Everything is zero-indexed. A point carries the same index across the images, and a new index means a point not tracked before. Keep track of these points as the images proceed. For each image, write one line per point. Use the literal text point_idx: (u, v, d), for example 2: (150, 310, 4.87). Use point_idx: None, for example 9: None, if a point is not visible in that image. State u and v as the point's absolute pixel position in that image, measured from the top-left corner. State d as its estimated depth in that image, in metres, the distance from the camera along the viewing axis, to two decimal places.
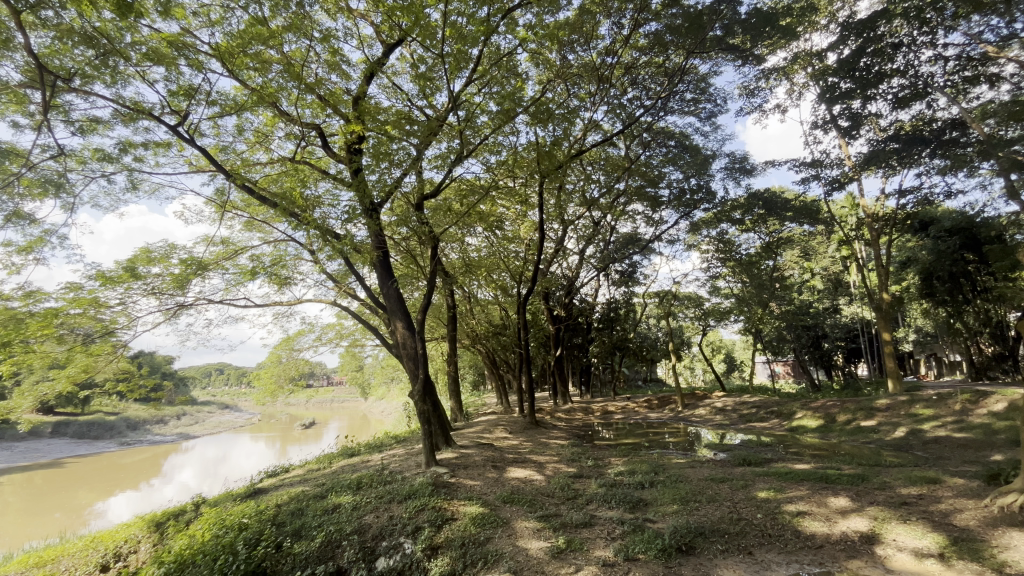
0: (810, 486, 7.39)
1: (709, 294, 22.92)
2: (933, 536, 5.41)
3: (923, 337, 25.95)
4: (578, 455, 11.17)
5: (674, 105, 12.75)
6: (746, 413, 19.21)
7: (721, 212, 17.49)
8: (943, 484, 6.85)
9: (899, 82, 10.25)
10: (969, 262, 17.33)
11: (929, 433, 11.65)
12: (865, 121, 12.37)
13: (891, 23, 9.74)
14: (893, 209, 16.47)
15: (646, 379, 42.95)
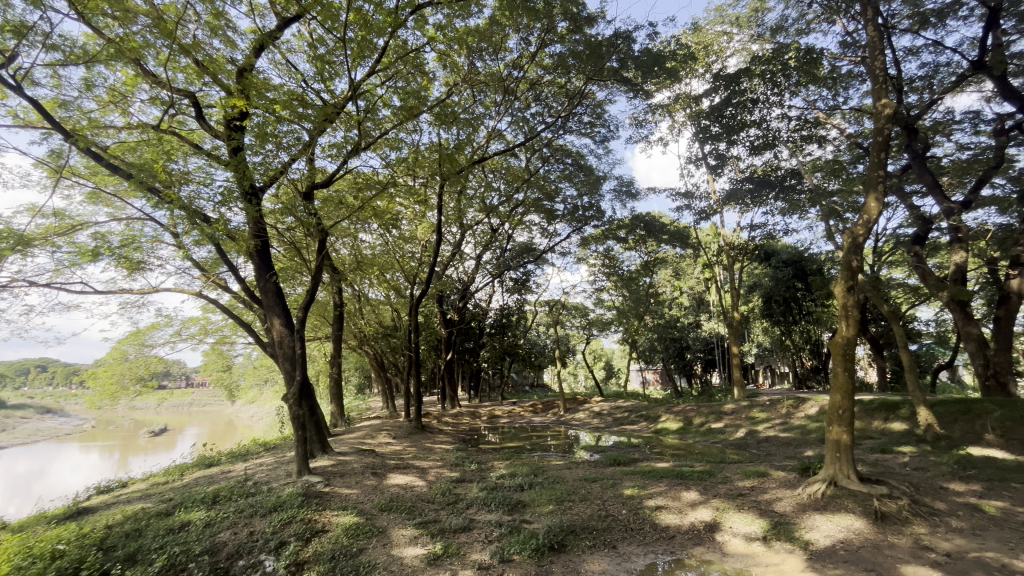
0: (668, 482, 8.24)
1: (595, 306, 24.49)
2: (759, 521, 6.34)
3: (761, 351, 30.41)
4: (462, 459, 11.21)
5: (572, 125, 13.49)
6: (620, 417, 20.85)
7: (608, 230, 18.82)
8: (769, 477, 8.08)
9: (755, 132, 11.93)
10: (798, 289, 20.67)
11: (762, 434, 13.68)
12: (728, 162, 14.13)
13: (752, 82, 11.26)
14: (745, 240, 19.14)
15: (533, 384, 44.63)
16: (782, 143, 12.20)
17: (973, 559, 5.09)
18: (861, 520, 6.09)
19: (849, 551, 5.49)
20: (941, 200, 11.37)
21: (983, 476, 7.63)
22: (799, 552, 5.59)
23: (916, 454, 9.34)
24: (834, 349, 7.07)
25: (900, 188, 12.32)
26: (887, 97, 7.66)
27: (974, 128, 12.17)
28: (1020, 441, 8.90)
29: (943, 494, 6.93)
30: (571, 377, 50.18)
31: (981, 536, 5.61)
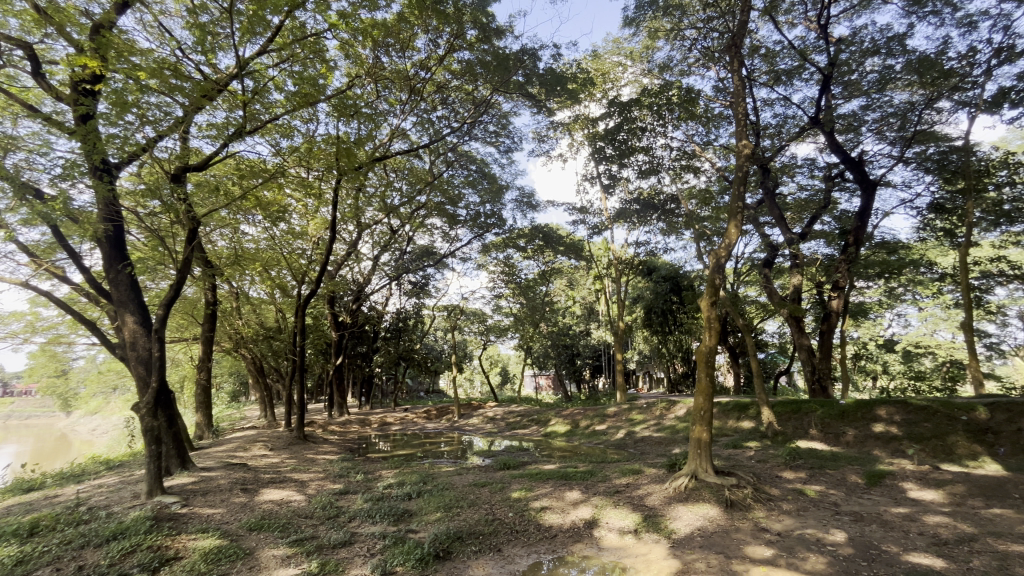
0: (553, 483, 8.59)
1: (493, 312, 24.82)
2: (632, 516, 6.87)
3: (642, 358, 33.12)
4: (347, 470, 10.63)
5: (478, 132, 13.60)
6: (512, 421, 21.32)
7: (509, 238, 19.18)
8: (642, 474, 8.80)
9: (643, 158, 13.06)
10: (674, 301, 22.91)
11: (639, 434, 14.91)
12: (619, 182, 15.27)
13: (641, 112, 12.34)
14: (631, 256, 20.77)
15: (428, 390, 43.87)
16: (665, 170, 13.47)
17: (797, 536, 6.01)
18: (715, 508, 6.89)
19: (704, 537, 6.17)
20: (784, 231, 13.43)
21: (807, 464, 9.07)
22: (663, 541, 6.15)
23: (759, 448, 10.82)
24: (699, 357, 7.92)
25: (756, 218, 14.31)
26: (747, 139, 8.87)
27: (810, 173, 14.58)
28: (834, 434, 10.75)
29: (777, 482, 8.11)
30: (467, 383, 50.31)
31: (803, 515, 6.65)
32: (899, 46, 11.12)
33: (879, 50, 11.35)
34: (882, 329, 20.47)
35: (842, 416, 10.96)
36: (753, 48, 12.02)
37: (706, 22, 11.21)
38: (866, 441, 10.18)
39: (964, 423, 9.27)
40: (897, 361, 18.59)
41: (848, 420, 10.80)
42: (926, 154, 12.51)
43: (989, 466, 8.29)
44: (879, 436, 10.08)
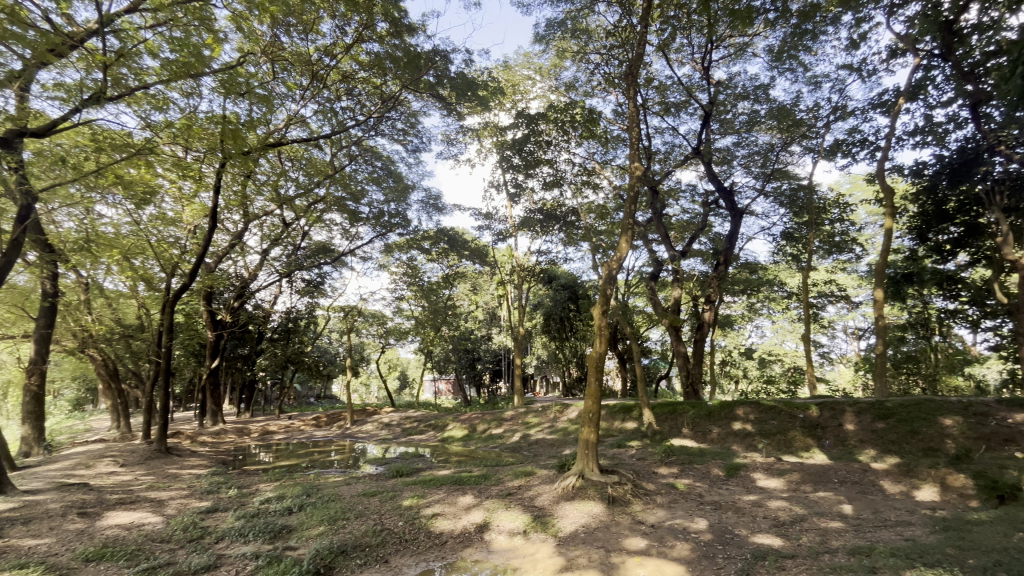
0: (446, 489, 8.53)
1: (393, 314, 24.03)
2: (522, 517, 7.03)
3: (540, 364, 34.18)
4: (218, 485, 9.57)
5: (385, 128, 13.13)
6: (409, 427, 20.78)
7: (413, 240, 18.53)
8: (534, 475, 9.07)
9: (548, 170, 13.60)
10: (571, 309, 24.04)
11: (533, 437, 15.38)
12: (524, 192, 15.72)
13: (547, 126, 12.86)
14: (533, 263, 21.41)
15: (319, 395, 41.14)
16: (567, 184, 14.12)
17: (667, 526, 6.58)
18: (598, 505, 7.32)
19: (587, 533, 6.52)
20: (668, 248, 14.77)
21: (679, 460, 10.04)
22: (550, 540, 6.38)
23: (639, 447, 11.74)
24: (589, 362, 8.33)
25: (645, 235, 15.55)
26: (639, 162, 9.62)
27: (692, 198, 16.24)
28: (701, 432, 12.00)
29: (653, 478, 8.85)
30: (363, 388, 48.10)
31: (673, 507, 7.32)
32: (764, 95, 12.86)
33: (749, 95, 13.01)
34: (744, 339, 23.31)
35: (708, 416, 12.29)
36: (648, 79, 13.09)
37: (608, 49, 11.98)
38: (727, 438, 11.51)
39: (801, 421, 10.88)
40: (754, 367, 21.29)
41: (713, 420, 12.15)
42: (781, 189, 14.55)
43: (818, 456, 9.82)
44: (737, 432, 11.45)
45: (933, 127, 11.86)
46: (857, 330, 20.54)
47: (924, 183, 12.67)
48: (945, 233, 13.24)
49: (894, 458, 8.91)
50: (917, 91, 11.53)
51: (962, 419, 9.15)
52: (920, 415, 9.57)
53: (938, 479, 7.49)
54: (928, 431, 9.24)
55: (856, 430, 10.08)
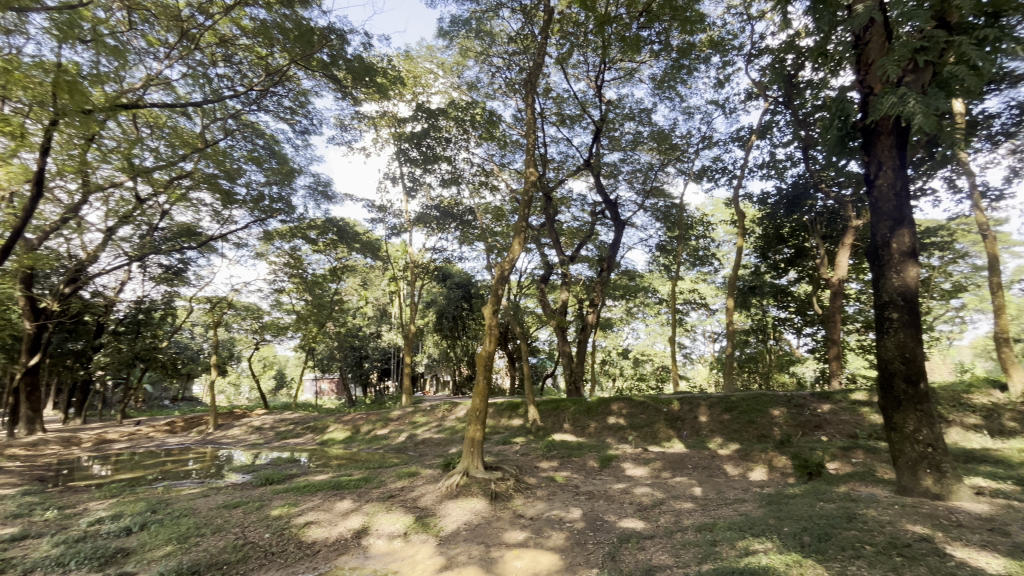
0: (322, 495, 8.02)
1: (270, 308, 21.93)
2: (404, 519, 6.87)
3: (431, 362, 33.65)
4: (32, 507, 7.95)
5: (268, 103, 11.95)
6: (284, 430, 19.17)
7: (297, 228, 17.09)
8: (418, 476, 8.92)
9: (446, 167, 13.49)
10: (464, 308, 24.10)
11: (420, 436, 15.14)
12: (421, 187, 15.41)
13: (447, 122, 12.75)
14: (428, 261, 21.02)
15: (175, 397, 36.15)
16: (465, 183, 14.12)
17: (545, 518, 6.89)
18: (481, 501, 7.42)
19: (469, 530, 6.57)
20: (558, 253, 15.49)
21: (559, 454, 10.60)
22: (431, 540, 6.32)
23: (524, 443, 12.14)
24: (478, 361, 8.36)
25: (538, 239, 16.15)
26: (533, 168, 9.96)
27: (582, 207, 17.23)
28: (580, 427, 12.80)
29: (535, 472, 9.21)
30: (231, 388, 43.22)
31: (552, 499, 7.68)
32: (647, 118, 14.10)
33: (634, 117, 14.17)
34: (622, 340, 25.32)
35: (587, 412, 13.14)
36: (547, 90, 13.59)
37: (510, 55, 12.26)
38: (603, 431, 12.39)
39: (665, 414, 12.13)
40: (629, 366, 23.20)
41: (591, 415, 13.03)
42: (658, 206, 16.06)
43: (676, 445, 10.99)
44: (612, 426, 12.40)
45: (776, 163, 14.00)
46: (713, 334, 23.40)
47: (767, 210, 14.90)
48: (779, 253, 15.73)
49: (735, 444, 10.32)
50: (766, 131, 13.51)
51: (786, 409, 10.90)
52: (756, 407, 11.23)
53: (767, 461, 8.82)
54: (762, 420, 10.87)
55: (708, 421, 11.48)
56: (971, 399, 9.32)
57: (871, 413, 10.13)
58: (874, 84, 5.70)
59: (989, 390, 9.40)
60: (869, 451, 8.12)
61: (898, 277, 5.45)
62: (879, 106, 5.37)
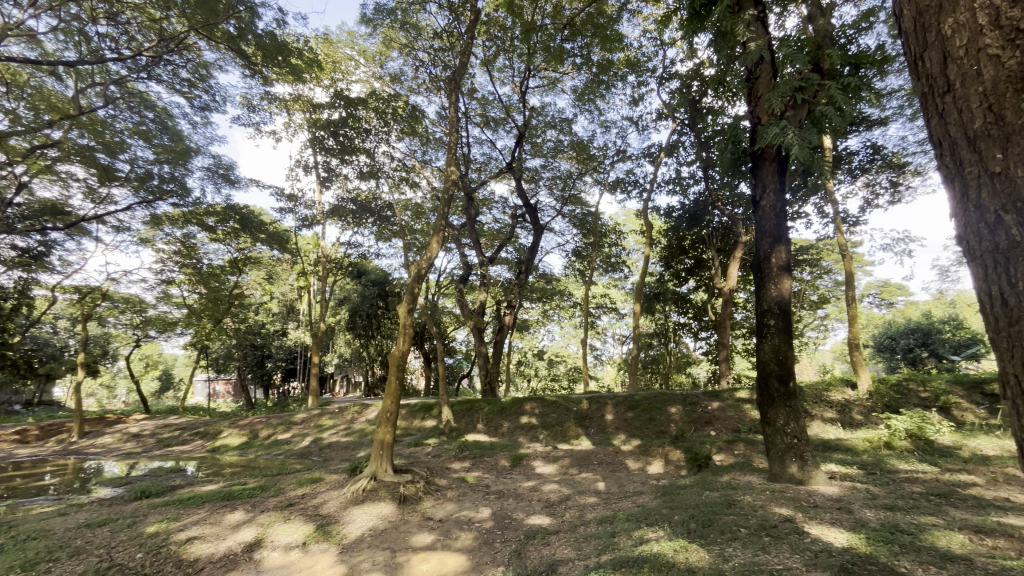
0: (209, 507, 7.30)
1: (156, 301, 19.60)
2: (303, 528, 6.46)
3: (342, 363, 32.09)
4: None
5: (161, 73, 10.70)
6: (167, 437, 17.19)
7: (192, 214, 15.46)
8: (321, 481, 8.45)
9: (364, 159, 12.96)
10: (379, 306, 23.33)
11: (326, 440, 14.36)
12: (337, 178, 14.67)
13: (367, 112, 12.26)
14: (342, 256, 20.04)
15: (27, 402, 30.95)
16: (384, 176, 13.66)
17: (454, 519, 6.85)
18: (389, 506, 7.21)
19: (374, 536, 6.36)
20: (478, 254, 15.51)
21: (471, 454, 10.59)
22: (332, 549, 6.02)
23: (436, 444, 11.97)
24: (391, 361, 8.08)
25: (458, 239, 16.07)
26: (454, 167, 9.88)
27: (503, 209, 17.42)
28: (494, 426, 12.92)
29: (446, 473, 9.13)
30: (103, 390, 37.90)
31: (462, 500, 7.66)
32: (567, 127, 14.62)
33: (556, 125, 14.62)
34: (537, 341, 25.92)
35: (501, 412, 13.30)
36: (471, 90, 13.60)
37: (436, 51, 12.09)
38: (515, 431, 12.59)
39: (574, 413, 12.64)
40: (543, 366, 23.82)
41: (504, 415, 13.20)
42: (575, 213, 16.69)
43: (584, 442, 11.47)
44: (524, 426, 12.65)
45: (680, 180, 15.18)
46: (621, 337, 24.77)
47: (672, 222, 16.11)
48: (681, 263, 17.02)
49: (637, 440, 10.99)
50: (673, 149, 14.60)
51: (682, 406, 11.83)
52: (656, 406, 12.07)
53: (663, 455, 9.51)
54: (660, 417, 11.69)
55: (613, 419, 12.13)
56: (829, 396, 10.74)
57: (752, 410, 11.31)
58: (762, 115, 6.39)
59: (843, 388, 10.89)
60: (749, 443, 9.07)
61: (775, 288, 6.14)
62: (765, 135, 6.02)
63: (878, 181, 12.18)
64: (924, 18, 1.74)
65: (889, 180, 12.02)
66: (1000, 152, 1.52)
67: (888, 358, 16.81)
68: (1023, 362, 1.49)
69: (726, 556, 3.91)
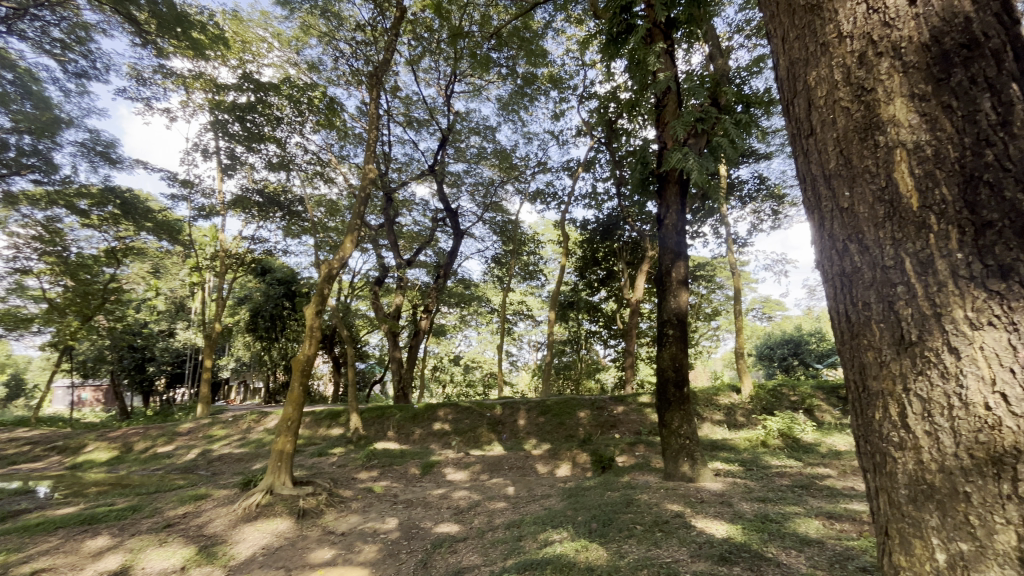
0: (64, 533, 6.32)
1: (6, 293, 16.67)
2: (182, 551, 5.82)
3: (239, 367, 29.50)
4: None
5: (25, 28, 9.21)
6: (12, 454, 14.60)
7: (58, 194, 13.43)
8: (207, 498, 7.67)
9: (274, 149, 12.10)
10: (285, 307, 21.85)
11: (216, 452, 13.08)
12: (241, 166, 13.56)
13: (279, 99, 11.47)
14: (244, 251, 18.45)
15: None
16: (296, 169, 12.86)
17: (358, 531, 6.56)
18: (285, 521, 6.73)
19: (266, 556, 5.90)
20: (396, 256, 15.11)
21: (380, 463, 10.21)
22: (216, 572, 5.49)
23: (342, 454, 11.38)
24: (295, 365, 7.52)
25: (375, 240, 15.52)
26: (373, 165, 9.53)
27: (423, 212, 17.12)
28: (405, 434, 12.59)
29: (351, 484, 8.71)
30: None
31: (367, 511, 7.35)
32: (491, 135, 14.78)
33: (480, 132, 14.72)
34: (454, 347, 25.69)
35: (413, 419, 12.98)
36: (394, 89, 13.30)
37: (357, 44, 11.65)
38: (427, 438, 12.37)
39: (487, 418, 12.69)
40: (459, 372, 23.69)
41: (416, 422, 12.90)
42: (495, 221, 16.88)
43: (496, 447, 11.56)
44: (436, 432, 12.47)
45: (596, 196, 15.97)
46: (536, 344, 25.38)
47: (587, 235, 16.93)
48: (594, 274, 17.86)
49: (546, 444, 11.29)
50: (589, 166, 15.33)
51: (590, 411, 12.36)
52: (566, 410, 12.48)
53: (570, 458, 9.85)
54: (570, 421, 12.11)
55: (525, 424, 12.35)
56: (718, 400, 11.84)
57: (652, 413, 12.10)
58: (668, 140, 6.92)
59: (729, 393, 12.04)
60: (648, 445, 9.69)
61: (675, 300, 6.65)
62: (670, 159, 6.52)
63: (763, 208, 13.70)
64: (794, 68, 1.99)
65: (772, 208, 13.57)
66: (848, 190, 1.77)
67: (766, 366, 18.88)
68: (859, 368, 1.75)
69: (622, 553, 4.13)
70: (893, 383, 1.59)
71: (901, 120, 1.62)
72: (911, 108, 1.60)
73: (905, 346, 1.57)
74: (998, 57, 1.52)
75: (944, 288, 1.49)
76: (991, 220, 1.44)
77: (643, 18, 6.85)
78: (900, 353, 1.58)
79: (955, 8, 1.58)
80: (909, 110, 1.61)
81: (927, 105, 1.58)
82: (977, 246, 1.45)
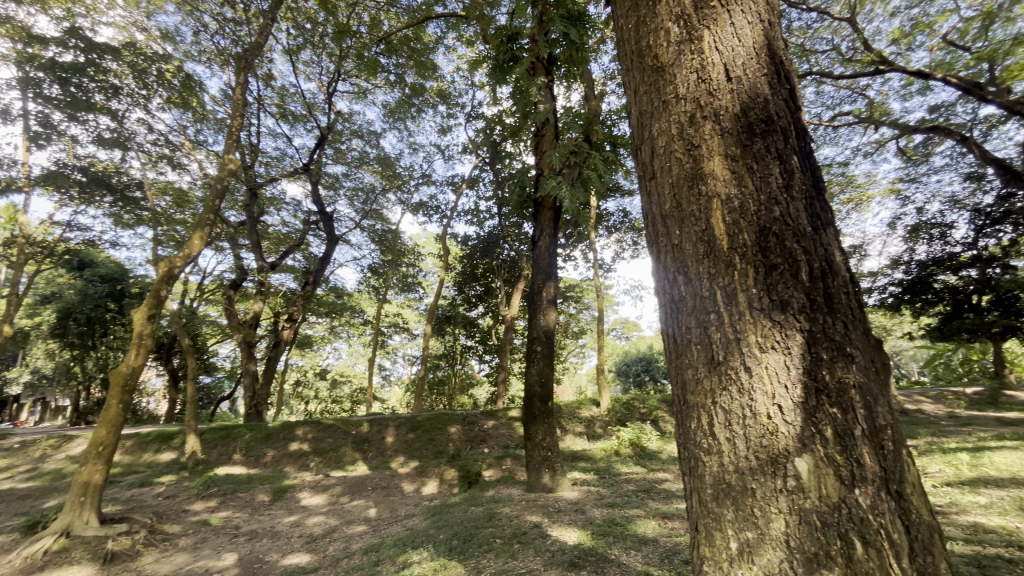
0: None
1: None
2: None
3: (36, 381, 23.81)
4: None
5: None
6: None
7: None
8: None
9: (108, 123, 10.26)
10: (109, 309, 18.39)
11: None
12: (58, 137, 11.26)
13: (119, 65, 9.83)
14: (54, 239, 15.13)
15: None
16: (135, 149, 11.02)
17: (184, 572, 5.67)
18: (84, 570, 5.55)
19: None
20: (258, 257, 13.67)
21: (220, 491, 8.98)
22: None
23: (173, 482, 9.77)
24: (113, 380, 6.25)
25: (233, 239, 13.87)
26: (234, 156, 8.52)
27: (293, 212, 15.78)
28: (255, 456, 11.28)
29: (181, 518, 7.52)
30: None
31: (199, 548, 6.40)
32: (374, 140, 14.30)
33: (362, 135, 14.13)
34: (320, 360, 23.79)
35: (266, 439, 11.70)
36: (267, 76, 12.18)
37: (226, 20, 10.48)
38: (281, 460, 11.23)
39: (352, 436, 11.95)
40: (325, 387, 21.97)
41: (269, 442, 11.65)
42: (374, 229, 16.22)
43: (360, 467, 10.91)
44: (292, 453, 11.38)
45: (478, 213, 16.26)
46: (411, 358, 24.70)
47: (468, 250, 17.12)
48: (472, 289, 18.09)
49: (414, 462, 11.00)
50: (474, 183, 15.60)
51: (461, 426, 12.32)
52: (437, 426, 12.28)
53: (438, 475, 9.69)
54: (440, 437, 11.93)
55: (394, 441, 11.88)
56: (580, 413, 12.66)
57: (520, 427, 12.49)
58: (545, 167, 7.34)
59: (590, 406, 12.96)
60: (515, 458, 9.96)
61: (544, 318, 7.01)
62: (546, 185, 6.92)
63: (625, 238, 15.19)
64: (643, 118, 2.26)
65: (633, 239, 15.11)
66: (678, 229, 2.05)
67: (623, 381, 20.75)
68: (681, 383, 2.00)
69: (480, 568, 4.16)
70: (705, 396, 1.86)
71: (717, 174, 1.93)
72: (726, 165, 1.93)
73: (715, 365, 1.84)
74: (785, 135, 1.92)
75: (743, 317, 1.79)
76: (776, 263, 1.78)
77: (527, 51, 7.25)
78: (710, 371, 1.85)
79: (758, 90, 1.96)
80: (724, 167, 1.93)
81: (736, 164, 1.91)
82: (767, 284, 1.78)
